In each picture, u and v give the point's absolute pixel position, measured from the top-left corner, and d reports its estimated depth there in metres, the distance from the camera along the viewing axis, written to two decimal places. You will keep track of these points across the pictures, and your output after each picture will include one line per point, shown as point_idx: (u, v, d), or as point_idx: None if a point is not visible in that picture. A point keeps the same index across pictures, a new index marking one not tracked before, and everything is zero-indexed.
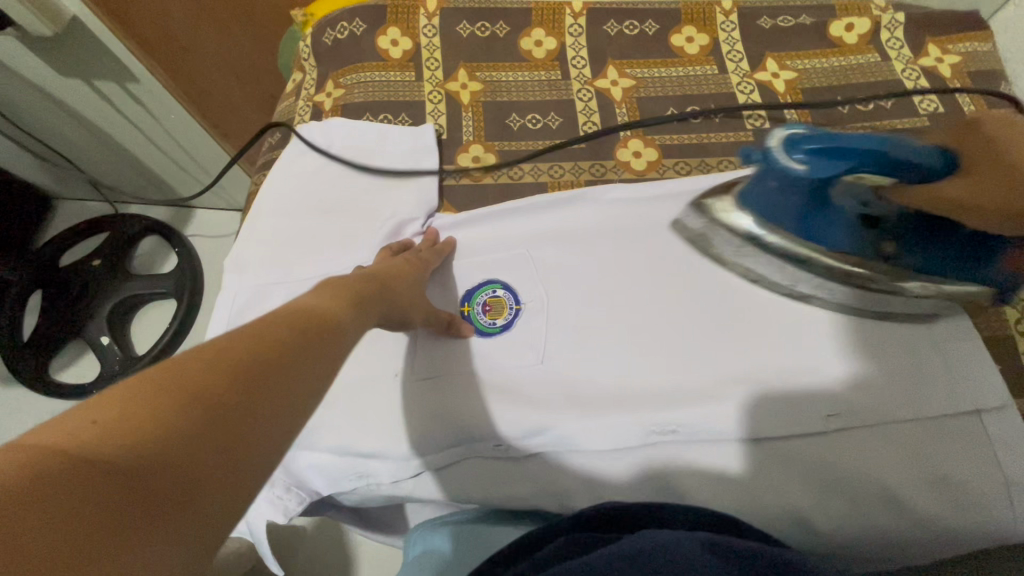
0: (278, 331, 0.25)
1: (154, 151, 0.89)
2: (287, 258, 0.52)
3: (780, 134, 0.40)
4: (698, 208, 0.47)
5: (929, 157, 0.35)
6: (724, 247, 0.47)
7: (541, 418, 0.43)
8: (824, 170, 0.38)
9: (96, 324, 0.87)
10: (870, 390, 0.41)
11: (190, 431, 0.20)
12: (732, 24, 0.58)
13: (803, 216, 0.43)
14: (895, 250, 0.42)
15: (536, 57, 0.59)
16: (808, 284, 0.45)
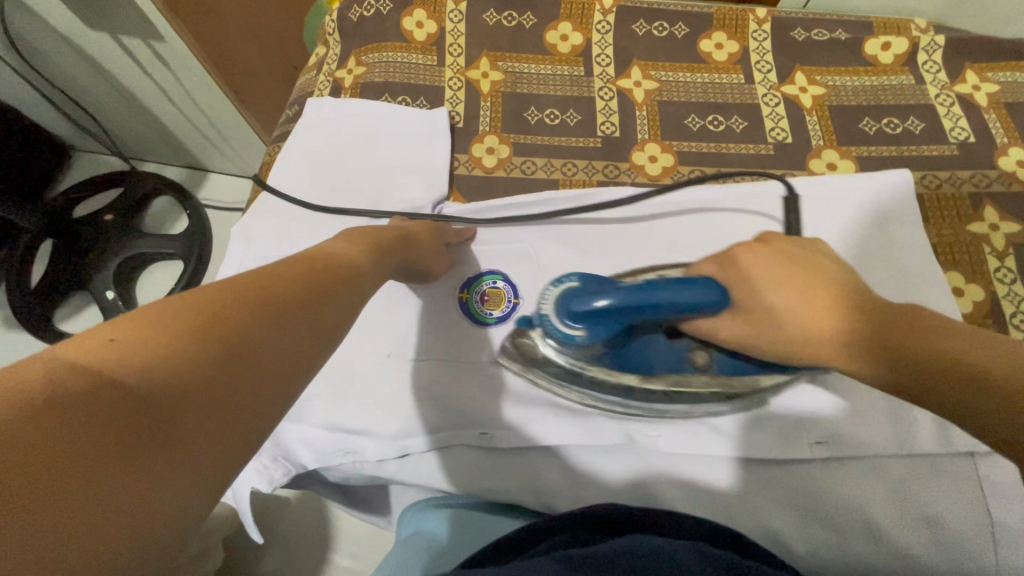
0: (293, 277, 0.27)
1: (180, 118, 0.93)
2: (293, 232, 0.52)
3: (554, 292, 0.39)
4: (512, 348, 0.45)
5: (700, 297, 0.35)
6: (550, 384, 0.44)
7: (525, 413, 0.43)
8: (603, 327, 0.38)
9: (102, 278, 0.92)
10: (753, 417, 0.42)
11: (213, 353, 0.21)
12: (764, 34, 0.57)
13: (615, 355, 0.42)
14: (707, 359, 0.42)
15: (561, 51, 0.58)
16: (643, 408, 0.42)
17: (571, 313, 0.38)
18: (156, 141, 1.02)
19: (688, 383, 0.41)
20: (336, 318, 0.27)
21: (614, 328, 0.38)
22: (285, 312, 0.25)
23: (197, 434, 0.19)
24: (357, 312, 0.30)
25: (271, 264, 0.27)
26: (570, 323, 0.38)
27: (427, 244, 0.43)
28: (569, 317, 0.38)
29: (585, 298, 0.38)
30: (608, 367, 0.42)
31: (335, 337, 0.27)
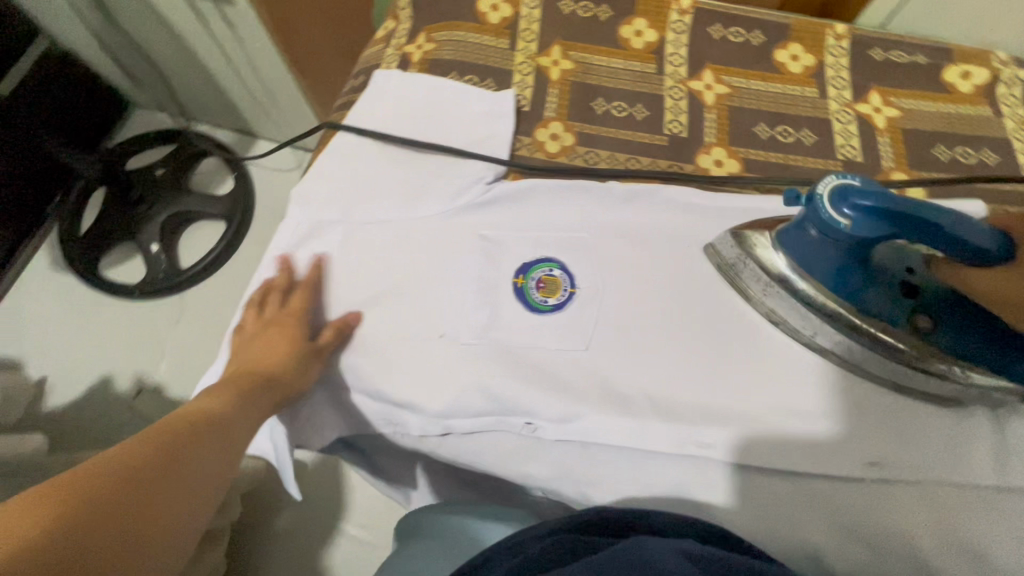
0: (175, 442, 0.34)
1: (239, 86, 1.02)
2: (352, 199, 0.53)
3: (833, 182, 0.39)
4: (733, 235, 0.46)
5: (989, 241, 0.35)
6: (752, 282, 0.45)
7: (571, 407, 0.43)
8: (875, 231, 0.38)
9: (146, 232, 1.09)
10: (935, 399, 0.42)
11: (101, 508, 0.28)
12: (841, 50, 0.56)
13: (845, 273, 0.41)
14: (929, 325, 0.41)
15: (634, 47, 0.58)
16: (836, 342, 0.42)
17: (849, 200, 0.38)
18: (213, 102, 1.13)
19: (891, 332, 0.41)
20: (209, 459, 0.35)
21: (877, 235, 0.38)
22: (163, 474, 0.31)
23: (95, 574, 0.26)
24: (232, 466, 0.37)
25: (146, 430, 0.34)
26: (842, 212, 0.38)
27: (288, 361, 0.46)
28: (843, 204, 0.38)
29: (871, 196, 0.37)
30: (823, 279, 0.42)
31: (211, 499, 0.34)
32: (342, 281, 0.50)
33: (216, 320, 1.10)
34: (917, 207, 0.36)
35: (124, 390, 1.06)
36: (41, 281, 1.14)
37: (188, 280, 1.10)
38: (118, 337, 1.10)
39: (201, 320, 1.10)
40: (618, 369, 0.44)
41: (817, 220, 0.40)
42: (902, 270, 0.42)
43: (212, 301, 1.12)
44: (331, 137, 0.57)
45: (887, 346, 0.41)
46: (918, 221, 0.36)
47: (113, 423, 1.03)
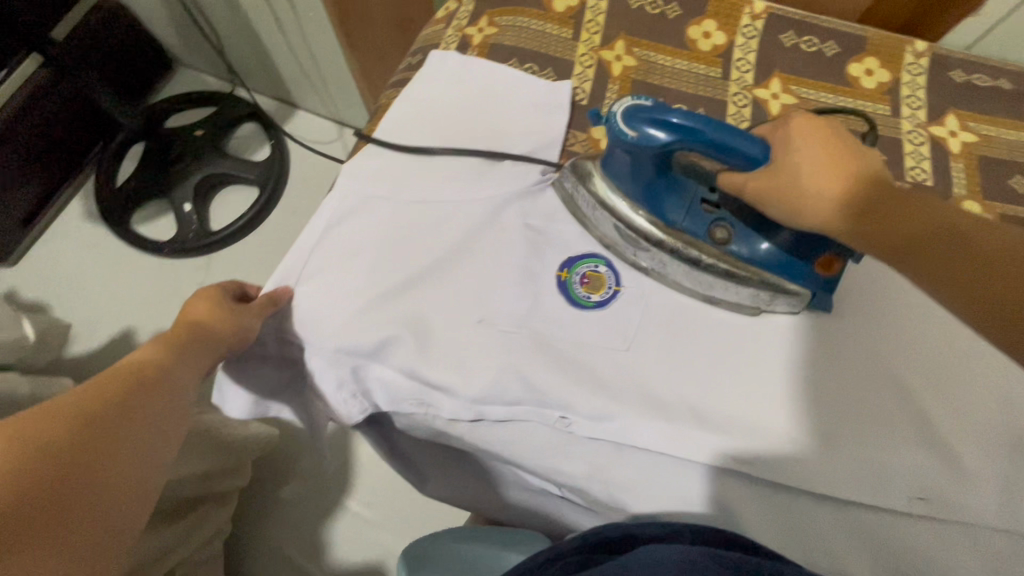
0: (106, 398, 0.36)
1: (288, 53, 1.04)
2: (400, 176, 0.51)
3: (625, 101, 0.40)
4: (572, 164, 0.48)
5: (755, 148, 0.38)
6: (587, 206, 0.47)
7: (608, 407, 0.42)
8: (658, 141, 0.39)
9: (182, 192, 1.10)
10: (738, 309, 0.45)
11: (53, 466, 0.31)
12: (919, 68, 0.54)
13: (650, 189, 0.44)
14: (726, 235, 0.43)
15: (701, 48, 0.56)
16: (652, 259, 0.46)
17: (636, 116, 0.39)
18: (260, 68, 1.14)
19: (696, 245, 0.43)
20: (150, 410, 0.38)
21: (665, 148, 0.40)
22: (103, 428, 0.34)
23: (65, 521, 0.30)
24: (171, 405, 0.40)
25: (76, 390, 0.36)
26: (633, 127, 0.39)
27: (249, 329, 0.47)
28: (632, 119, 0.39)
29: (666, 111, 0.39)
30: (630, 194, 0.45)
31: (157, 440, 0.37)
32: (382, 258, 0.48)
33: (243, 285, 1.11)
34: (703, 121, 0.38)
35: None
36: (80, 232, 1.16)
37: (218, 242, 1.12)
38: (147, 292, 1.12)
39: None
40: (658, 373, 0.43)
41: (614, 138, 0.41)
42: (705, 190, 0.44)
43: (240, 266, 1.13)
44: (388, 108, 0.57)
45: (710, 265, 0.43)
46: (694, 128, 0.38)
47: None
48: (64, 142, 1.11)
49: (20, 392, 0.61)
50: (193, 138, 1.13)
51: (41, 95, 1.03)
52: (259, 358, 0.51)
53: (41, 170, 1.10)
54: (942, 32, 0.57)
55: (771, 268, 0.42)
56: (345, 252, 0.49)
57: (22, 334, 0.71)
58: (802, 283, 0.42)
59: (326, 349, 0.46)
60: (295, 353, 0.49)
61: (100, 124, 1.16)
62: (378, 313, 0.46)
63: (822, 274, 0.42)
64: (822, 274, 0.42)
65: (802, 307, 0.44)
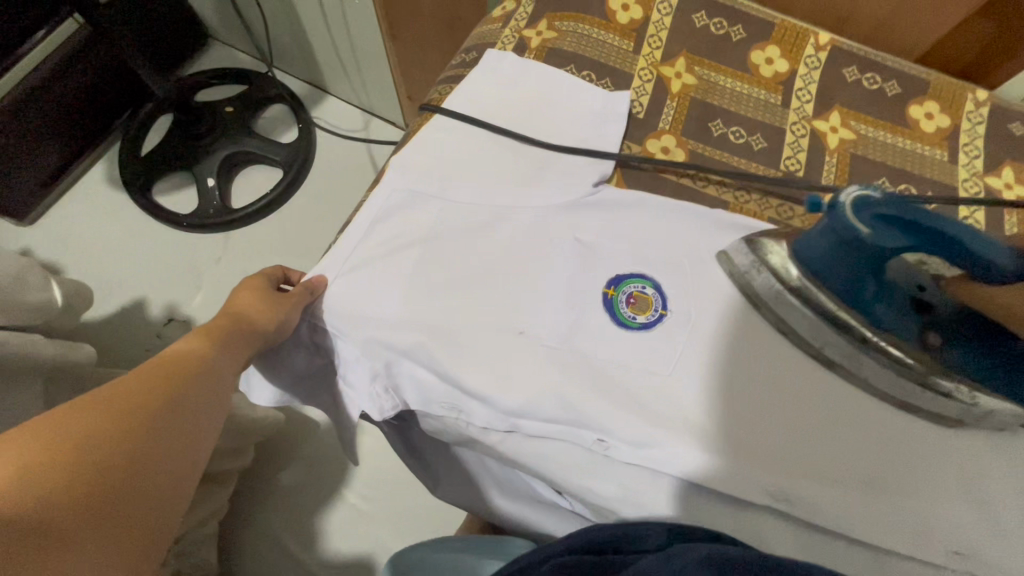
0: (150, 389, 0.37)
1: (327, 38, 1.03)
2: (449, 174, 0.51)
3: (854, 191, 0.40)
4: (752, 243, 0.45)
5: (998, 254, 0.36)
6: (766, 293, 0.44)
7: (648, 431, 0.41)
8: (891, 240, 0.38)
9: (208, 167, 1.09)
10: (937, 420, 0.41)
11: (98, 459, 0.32)
12: (979, 117, 0.53)
13: (854, 283, 0.42)
14: (939, 343, 0.41)
15: (762, 74, 0.55)
16: (845, 356, 0.42)
17: (866, 210, 0.39)
18: (297, 50, 1.14)
19: (904, 347, 0.41)
20: (190, 399, 0.38)
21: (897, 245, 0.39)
22: (146, 418, 0.35)
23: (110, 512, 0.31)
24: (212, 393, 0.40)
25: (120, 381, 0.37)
26: (867, 221, 0.39)
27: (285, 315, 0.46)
28: (861, 212, 0.39)
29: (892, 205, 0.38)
30: (831, 285, 0.42)
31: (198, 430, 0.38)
32: (427, 259, 0.47)
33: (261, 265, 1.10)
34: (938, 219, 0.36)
35: (161, 317, 1.07)
36: (100, 196, 1.15)
37: (239, 220, 1.11)
38: (163, 263, 1.11)
39: (247, 261, 1.11)
40: (699, 401, 0.43)
41: (834, 226, 0.40)
42: (914, 287, 0.43)
43: (259, 245, 1.12)
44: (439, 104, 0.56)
45: (918, 372, 0.40)
46: (933, 228, 0.37)
47: (147, 347, 1.05)
48: (94, 105, 1.10)
49: (39, 356, 0.60)
50: (224, 113, 1.12)
51: (75, 58, 1.02)
52: (291, 346, 0.50)
53: (69, 131, 1.09)
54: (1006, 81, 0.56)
55: (982, 379, 0.40)
56: (390, 247, 0.48)
57: (48, 296, 0.70)
58: (1012, 398, 0.40)
59: (362, 342, 0.45)
60: (329, 345, 0.48)
61: (130, 91, 1.16)
62: (419, 310, 0.45)
63: None
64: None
65: (1011, 424, 0.41)
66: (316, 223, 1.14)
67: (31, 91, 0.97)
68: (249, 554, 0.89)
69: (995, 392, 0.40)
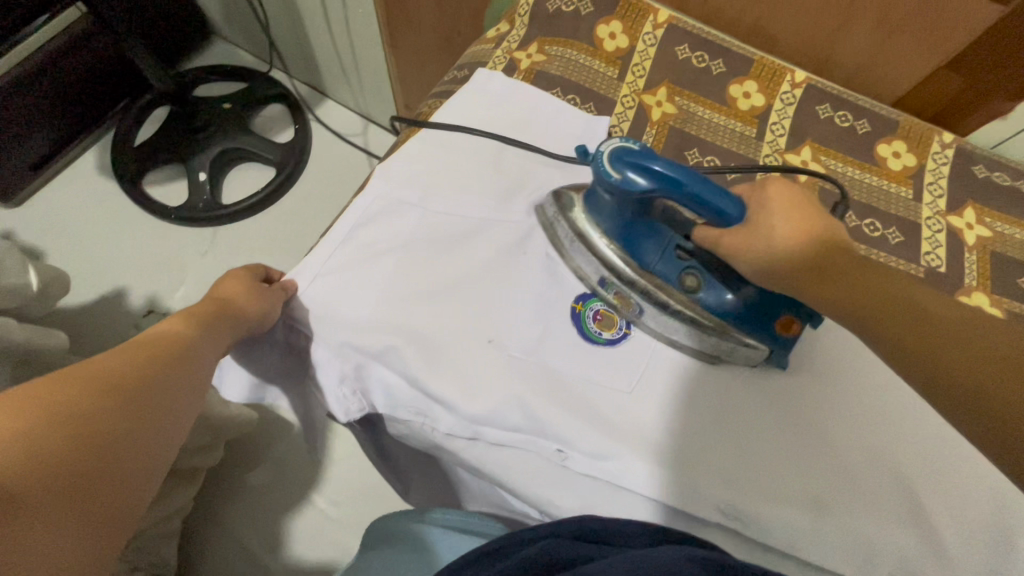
0: (152, 367, 0.39)
1: (327, 42, 1.05)
2: (430, 184, 0.52)
3: (613, 144, 0.43)
4: (556, 195, 0.49)
5: (726, 206, 0.40)
6: (565, 240, 0.49)
7: (607, 444, 0.42)
8: (634, 184, 0.42)
9: (200, 162, 1.10)
10: (697, 354, 0.46)
11: (110, 431, 0.33)
12: (944, 158, 0.55)
13: (625, 229, 0.46)
14: (695, 284, 0.45)
15: (740, 107, 0.58)
16: (619, 295, 0.47)
17: (622, 161, 0.42)
18: (298, 53, 1.16)
19: (664, 289, 0.45)
20: (186, 385, 0.40)
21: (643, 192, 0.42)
22: (145, 399, 0.37)
23: (113, 490, 0.32)
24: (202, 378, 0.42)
25: (120, 355, 0.38)
26: (618, 170, 0.42)
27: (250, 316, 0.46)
28: (618, 163, 0.42)
29: (639, 155, 0.42)
30: (610, 233, 0.47)
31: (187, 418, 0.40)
32: (403, 266, 0.48)
33: (247, 261, 1.10)
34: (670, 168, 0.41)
35: (141, 308, 1.06)
36: (90, 185, 1.15)
37: (227, 216, 1.11)
38: (147, 253, 1.11)
39: (231, 257, 1.11)
40: (659, 417, 0.44)
41: (597, 176, 0.44)
42: (680, 236, 0.46)
43: (245, 241, 1.12)
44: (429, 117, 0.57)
45: (677, 312, 0.45)
46: (671, 178, 0.41)
47: (123, 338, 1.04)
48: (90, 95, 1.11)
49: (11, 342, 0.60)
50: (221, 110, 1.13)
51: (76, 46, 1.02)
52: (264, 345, 0.50)
53: (63, 118, 1.09)
54: (970, 128, 0.58)
55: (728, 318, 0.44)
56: (368, 251, 0.49)
57: (25, 281, 0.70)
58: (765, 340, 0.44)
59: (332, 342, 0.46)
60: (303, 345, 0.48)
61: (128, 82, 1.16)
62: (391, 314, 0.46)
63: (784, 333, 0.44)
64: (783, 334, 0.43)
65: (758, 361, 0.45)
66: (304, 223, 1.14)
67: (28, 76, 0.97)
68: (212, 554, 0.88)
69: (745, 331, 0.44)
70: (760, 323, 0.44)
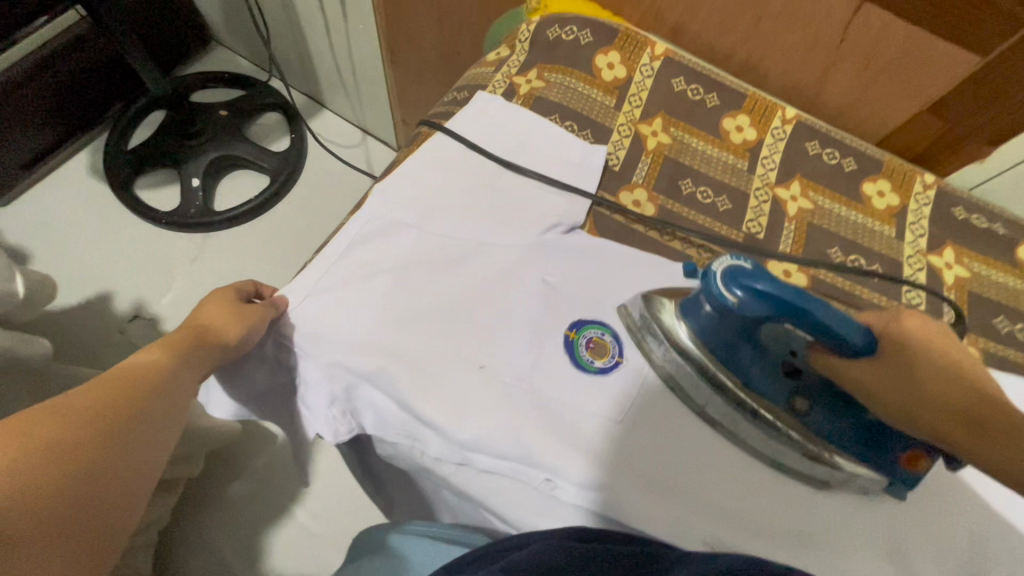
0: (133, 390, 0.40)
1: (328, 54, 1.06)
2: (428, 206, 0.52)
3: (725, 262, 0.41)
4: (647, 301, 0.47)
5: (855, 335, 0.39)
6: (657, 348, 0.47)
7: (596, 474, 0.43)
8: (755, 310, 0.40)
9: (193, 167, 1.09)
10: (806, 480, 0.44)
11: (88, 454, 0.35)
12: (926, 199, 0.57)
13: (730, 347, 0.44)
14: (805, 408, 0.43)
15: (732, 140, 0.59)
16: (723, 413, 0.45)
17: (737, 282, 0.40)
18: (298, 63, 1.16)
19: (773, 412, 0.43)
20: (165, 408, 0.42)
21: (765, 317, 0.40)
22: (126, 422, 0.38)
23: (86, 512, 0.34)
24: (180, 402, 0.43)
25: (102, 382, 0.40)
26: (730, 288, 0.40)
27: (240, 333, 0.46)
28: (732, 283, 0.40)
29: (752, 277, 0.40)
30: (715, 349, 0.44)
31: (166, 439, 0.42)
32: (397, 288, 0.48)
33: (237, 269, 1.10)
34: (792, 293, 0.39)
35: (126, 313, 1.05)
36: (80, 186, 1.14)
37: (218, 223, 1.11)
38: (135, 257, 1.10)
39: (222, 263, 1.10)
40: (647, 450, 0.44)
41: (709, 295, 0.42)
42: (788, 351, 0.44)
43: (236, 248, 1.11)
44: (428, 137, 0.58)
45: (790, 437, 0.43)
46: (794, 304, 0.39)
47: (106, 342, 1.02)
48: (84, 95, 1.10)
49: None
50: (217, 117, 1.13)
51: (73, 47, 1.02)
52: (253, 361, 0.50)
53: (56, 118, 1.08)
54: (950, 170, 0.61)
55: (847, 447, 0.42)
56: (364, 272, 0.49)
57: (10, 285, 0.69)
58: (884, 470, 0.42)
59: (324, 363, 0.46)
60: (293, 364, 0.48)
61: (123, 84, 1.16)
62: (385, 337, 0.46)
63: (904, 466, 0.42)
64: (906, 467, 0.42)
65: (875, 490, 0.43)
66: (296, 232, 1.14)
67: (23, 76, 0.97)
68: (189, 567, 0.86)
69: (850, 455, 0.42)
70: (882, 454, 0.42)
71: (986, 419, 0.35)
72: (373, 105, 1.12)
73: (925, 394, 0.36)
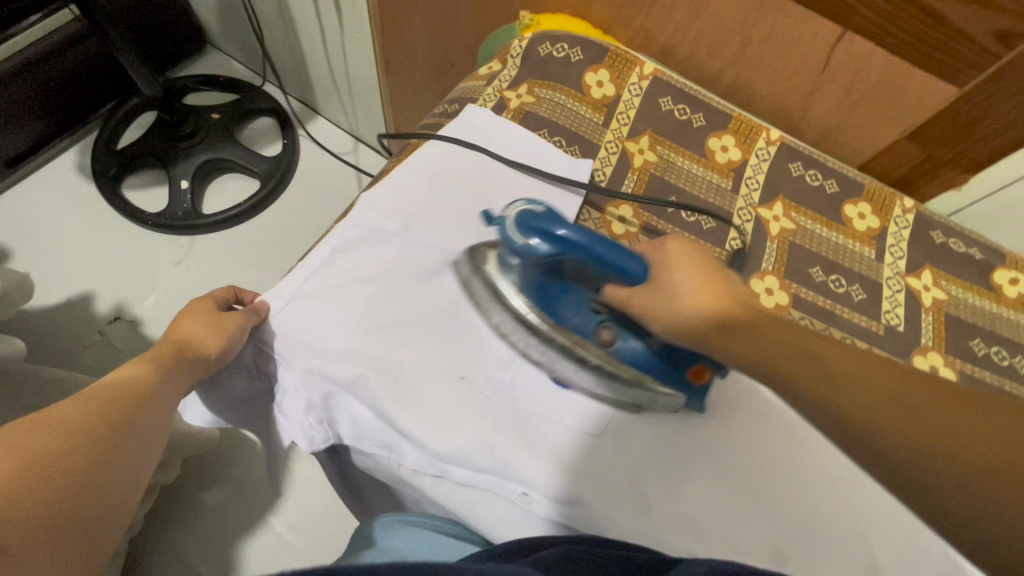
0: (120, 405, 0.41)
1: (322, 61, 1.06)
2: (414, 216, 0.52)
3: (516, 208, 0.43)
4: (471, 254, 0.48)
5: (633, 264, 0.41)
6: (480, 298, 0.47)
7: (572, 488, 0.43)
8: (541, 249, 0.41)
9: (182, 169, 1.09)
10: (625, 407, 0.46)
11: (84, 467, 0.36)
12: (906, 223, 0.58)
13: (543, 291, 0.45)
14: (611, 337, 0.44)
15: (717, 160, 0.60)
16: (543, 354, 0.46)
17: (530, 226, 0.41)
18: (292, 69, 1.16)
19: (585, 347, 0.44)
20: (152, 424, 0.42)
21: (552, 256, 0.42)
22: (116, 436, 0.39)
23: (82, 523, 0.35)
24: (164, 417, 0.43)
25: (88, 399, 0.40)
26: (525, 236, 0.41)
27: (218, 341, 0.46)
28: (526, 228, 0.41)
29: (537, 216, 0.41)
30: (527, 296, 0.45)
31: (153, 456, 0.42)
32: (378, 295, 0.48)
33: (224, 273, 1.09)
34: (572, 229, 0.40)
35: (107, 314, 1.03)
36: (65, 184, 1.13)
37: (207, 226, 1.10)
38: (120, 258, 1.08)
39: (209, 266, 1.09)
40: (621, 464, 0.45)
41: (507, 243, 0.43)
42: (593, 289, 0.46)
43: (223, 252, 1.11)
44: (416, 147, 0.58)
45: (592, 366, 0.45)
46: (577, 241, 0.40)
47: (85, 344, 1.01)
48: (74, 95, 1.09)
49: None
50: (208, 120, 1.12)
51: (65, 47, 1.01)
52: (231, 369, 0.49)
53: (45, 117, 1.07)
54: (929, 195, 0.62)
55: (648, 370, 0.44)
56: (345, 279, 0.48)
57: None
58: (674, 385, 0.44)
59: (301, 371, 0.45)
60: (272, 371, 0.47)
61: (115, 85, 1.15)
62: (364, 346, 0.46)
63: (694, 382, 0.44)
64: (695, 383, 0.44)
65: (679, 408, 0.45)
66: (285, 237, 1.13)
67: (13, 74, 0.96)
68: None
69: (661, 381, 0.44)
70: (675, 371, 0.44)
71: (739, 324, 0.38)
72: (366, 112, 1.13)
73: (677, 318, 0.39)
